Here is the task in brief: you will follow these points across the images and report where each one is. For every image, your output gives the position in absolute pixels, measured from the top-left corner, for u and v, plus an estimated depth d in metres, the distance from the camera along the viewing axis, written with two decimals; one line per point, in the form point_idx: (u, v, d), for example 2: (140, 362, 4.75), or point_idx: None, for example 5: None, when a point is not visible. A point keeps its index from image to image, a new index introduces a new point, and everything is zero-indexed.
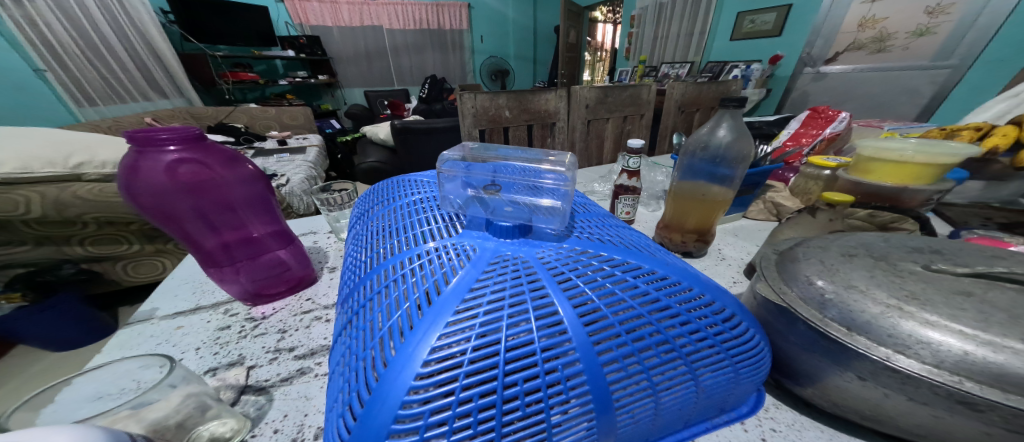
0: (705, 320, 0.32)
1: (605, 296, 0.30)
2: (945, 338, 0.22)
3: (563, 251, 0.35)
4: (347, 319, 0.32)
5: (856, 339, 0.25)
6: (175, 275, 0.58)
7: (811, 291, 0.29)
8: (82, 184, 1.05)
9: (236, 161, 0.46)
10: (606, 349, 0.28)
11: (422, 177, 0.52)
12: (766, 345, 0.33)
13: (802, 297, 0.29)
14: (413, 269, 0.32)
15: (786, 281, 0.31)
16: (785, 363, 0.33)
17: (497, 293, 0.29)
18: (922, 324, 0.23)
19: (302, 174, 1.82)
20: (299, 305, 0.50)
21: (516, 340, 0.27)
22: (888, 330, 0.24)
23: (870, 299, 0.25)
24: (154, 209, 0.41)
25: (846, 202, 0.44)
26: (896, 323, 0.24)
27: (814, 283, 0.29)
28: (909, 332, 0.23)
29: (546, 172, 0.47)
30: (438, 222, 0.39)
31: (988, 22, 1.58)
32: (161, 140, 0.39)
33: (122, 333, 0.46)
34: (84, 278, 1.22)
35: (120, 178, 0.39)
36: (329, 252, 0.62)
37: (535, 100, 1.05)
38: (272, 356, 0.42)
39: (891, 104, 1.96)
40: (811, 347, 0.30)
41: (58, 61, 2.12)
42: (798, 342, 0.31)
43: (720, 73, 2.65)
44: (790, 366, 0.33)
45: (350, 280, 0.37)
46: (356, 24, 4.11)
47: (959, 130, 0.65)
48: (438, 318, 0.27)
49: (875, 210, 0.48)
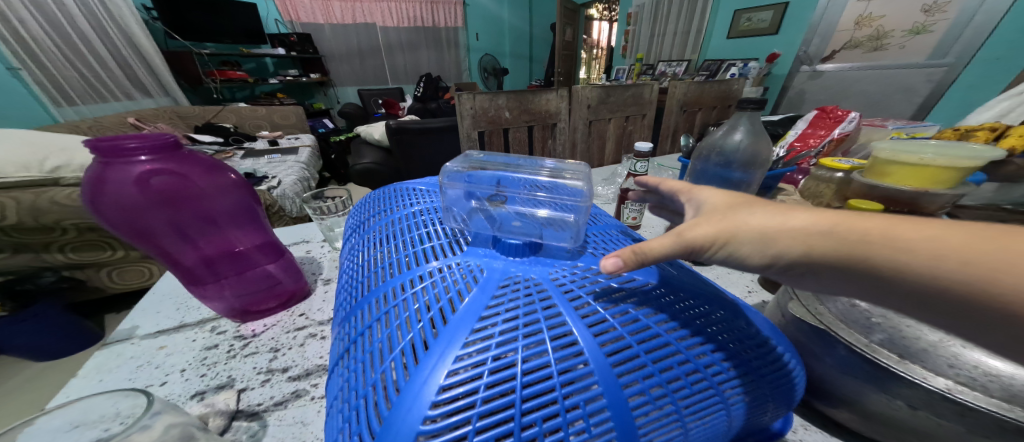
0: (733, 342, 0.29)
1: (627, 322, 0.28)
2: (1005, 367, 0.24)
3: (578, 271, 0.32)
4: (345, 347, 0.29)
5: (910, 367, 0.25)
6: (155, 289, 0.53)
7: (853, 314, 0.30)
8: (59, 189, 1.00)
9: (217, 170, 0.43)
10: (631, 380, 0.25)
11: (421, 185, 0.49)
12: (803, 369, 0.31)
13: (839, 316, 0.30)
14: (416, 292, 0.29)
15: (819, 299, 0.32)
16: (819, 385, 0.32)
17: (510, 319, 0.26)
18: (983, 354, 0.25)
19: (294, 175, 1.76)
20: (292, 322, 0.46)
21: (533, 374, 0.24)
22: (948, 359, 0.25)
23: (924, 329, 0.27)
24: (124, 226, 0.37)
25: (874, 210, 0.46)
26: (955, 353, 0.25)
27: (858, 306, 0.30)
28: (973, 363, 0.24)
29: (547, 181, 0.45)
30: (442, 238, 0.36)
31: (983, 21, 1.60)
32: (129, 150, 0.35)
33: (98, 355, 0.42)
34: (66, 287, 1.16)
35: (83, 193, 0.35)
36: (323, 262, 0.59)
37: (536, 100, 1.02)
38: (264, 378, 0.39)
39: (888, 103, 1.98)
40: (851, 370, 0.29)
41: (34, 59, 2.05)
42: (836, 364, 0.30)
43: (717, 72, 2.62)
44: (827, 390, 0.32)
45: (346, 303, 0.33)
46: (349, 21, 4.04)
47: (972, 130, 0.64)
48: (447, 351, 0.24)
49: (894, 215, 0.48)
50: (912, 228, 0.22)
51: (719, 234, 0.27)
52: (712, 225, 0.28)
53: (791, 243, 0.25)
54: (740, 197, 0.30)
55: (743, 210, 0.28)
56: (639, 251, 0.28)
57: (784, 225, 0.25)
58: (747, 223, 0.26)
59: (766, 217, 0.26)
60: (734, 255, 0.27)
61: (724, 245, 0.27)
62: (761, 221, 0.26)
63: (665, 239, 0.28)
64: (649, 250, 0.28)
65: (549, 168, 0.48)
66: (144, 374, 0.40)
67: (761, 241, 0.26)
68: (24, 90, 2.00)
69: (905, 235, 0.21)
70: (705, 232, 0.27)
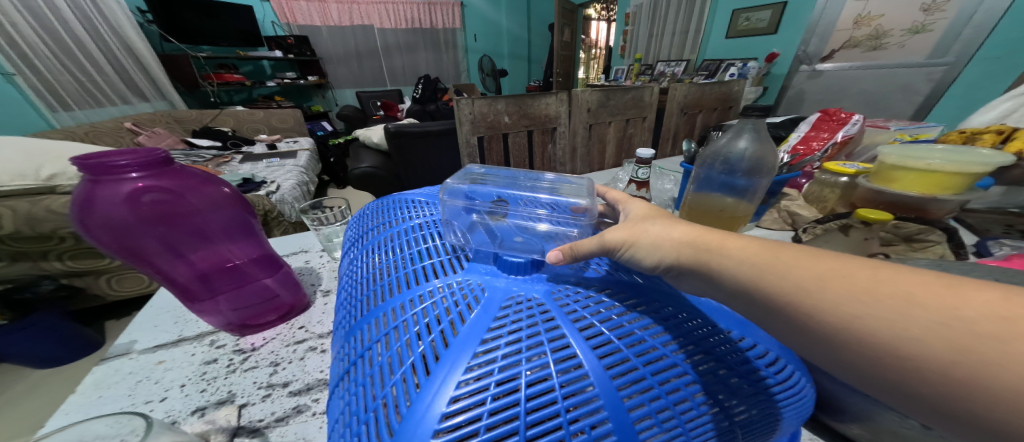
0: (741, 358, 0.29)
1: (631, 342, 0.27)
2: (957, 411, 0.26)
3: (582, 292, 0.31)
4: (344, 369, 0.28)
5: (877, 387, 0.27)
6: (152, 303, 0.51)
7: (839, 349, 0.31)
8: (55, 197, 0.99)
9: (210, 184, 0.42)
10: (637, 403, 0.24)
11: (420, 196, 0.48)
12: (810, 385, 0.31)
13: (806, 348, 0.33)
14: (416, 314, 0.28)
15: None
16: (830, 400, 0.32)
17: (514, 340, 0.25)
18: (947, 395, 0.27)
19: (292, 180, 1.75)
20: (292, 335, 0.45)
21: (538, 398, 0.23)
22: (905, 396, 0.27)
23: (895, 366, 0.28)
24: (115, 245, 0.36)
25: (882, 221, 0.44)
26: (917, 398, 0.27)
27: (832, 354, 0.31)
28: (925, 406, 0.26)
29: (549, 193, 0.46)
30: (443, 254, 0.35)
31: (983, 19, 1.61)
32: (118, 167, 0.34)
33: (95, 371, 0.40)
34: (65, 295, 1.14)
35: (73, 213, 0.34)
36: (322, 273, 0.58)
37: (535, 104, 1.01)
38: (265, 393, 0.37)
39: (889, 102, 1.97)
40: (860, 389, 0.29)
41: (29, 65, 2.09)
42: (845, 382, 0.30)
43: (716, 72, 2.61)
44: (839, 405, 0.31)
45: (345, 322, 0.32)
46: (346, 23, 4.04)
47: (979, 134, 0.63)
48: (450, 376, 0.23)
49: (899, 221, 0.48)
50: (734, 242, 0.29)
51: (628, 236, 0.33)
52: (625, 231, 0.34)
53: (667, 249, 0.32)
54: (656, 209, 0.38)
55: (650, 220, 0.35)
56: (569, 250, 0.34)
57: (668, 237, 0.32)
58: (648, 231, 0.33)
59: (661, 227, 0.33)
60: (635, 255, 0.33)
61: (630, 247, 0.33)
62: (659, 231, 0.33)
63: (592, 239, 0.34)
64: (579, 248, 0.34)
65: (550, 182, 0.49)
66: (143, 391, 0.37)
67: (654, 244, 0.32)
68: (19, 95, 2.07)
69: (728, 245, 0.29)
70: (615, 236, 0.34)
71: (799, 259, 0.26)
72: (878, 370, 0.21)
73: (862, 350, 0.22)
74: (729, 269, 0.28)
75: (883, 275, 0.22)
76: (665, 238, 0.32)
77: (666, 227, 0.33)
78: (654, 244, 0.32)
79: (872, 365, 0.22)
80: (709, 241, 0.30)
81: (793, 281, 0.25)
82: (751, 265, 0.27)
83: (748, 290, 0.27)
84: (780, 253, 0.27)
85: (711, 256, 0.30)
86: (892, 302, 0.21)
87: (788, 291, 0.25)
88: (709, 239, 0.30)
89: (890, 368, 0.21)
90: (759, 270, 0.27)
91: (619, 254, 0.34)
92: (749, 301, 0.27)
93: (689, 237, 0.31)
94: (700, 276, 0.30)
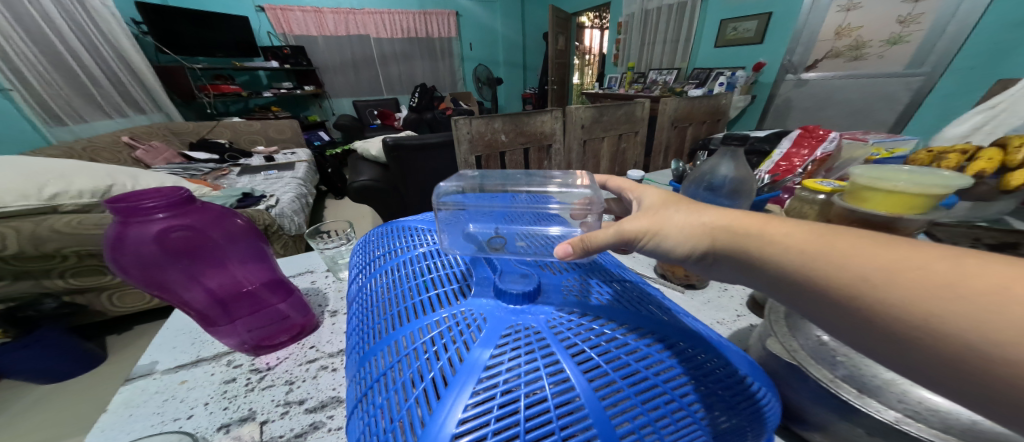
0: (725, 370, 0.32)
1: (619, 366, 0.29)
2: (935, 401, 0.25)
3: (574, 319, 0.33)
4: (361, 392, 0.31)
5: (861, 400, 0.25)
6: (168, 324, 0.52)
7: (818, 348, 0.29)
8: (59, 216, 1.01)
9: (226, 217, 0.45)
10: (622, 422, 0.26)
11: (416, 223, 0.50)
12: (773, 396, 0.32)
13: (810, 353, 0.29)
14: (426, 343, 0.31)
15: (793, 335, 0.31)
16: (795, 412, 0.32)
17: (513, 367, 0.28)
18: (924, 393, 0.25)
19: (292, 193, 1.78)
20: (304, 354, 0.46)
21: (536, 417, 0.25)
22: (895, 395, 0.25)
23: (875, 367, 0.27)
24: (144, 279, 0.39)
25: None
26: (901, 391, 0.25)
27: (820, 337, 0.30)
28: (918, 400, 0.25)
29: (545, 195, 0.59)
30: (450, 283, 0.37)
31: (956, 31, 1.68)
32: (147, 209, 0.37)
33: (121, 392, 0.41)
34: (68, 313, 1.14)
35: (107, 252, 0.38)
36: (328, 294, 0.59)
37: (530, 122, 1.05)
38: (283, 410, 0.38)
39: (870, 110, 2.05)
40: (822, 401, 0.28)
41: (22, 81, 1.93)
42: (806, 392, 0.30)
43: (707, 80, 2.70)
44: (804, 414, 0.31)
45: (359, 348, 0.35)
46: (343, 33, 4.07)
47: (946, 153, 0.66)
48: (458, 400, 0.25)
49: None
50: (778, 227, 0.28)
51: (650, 226, 0.35)
52: (647, 220, 0.35)
53: (699, 237, 0.33)
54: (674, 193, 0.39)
55: (672, 207, 0.36)
56: (584, 243, 0.37)
57: (702, 221, 0.33)
58: (672, 218, 0.34)
59: (687, 214, 0.34)
60: (662, 245, 0.35)
61: (654, 235, 0.35)
62: (683, 217, 0.34)
63: (608, 231, 0.36)
64: (591, 243, 0.36)
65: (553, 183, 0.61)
66: (169, 409, 0.38)
67: (682, 232, 0.34)
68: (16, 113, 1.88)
69: (773, 232, 0.28)
70: (640, 225, 0.35)
71: (864, 248, 0.23)
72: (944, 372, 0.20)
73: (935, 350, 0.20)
74: (775, 257, 0.27)
75: (967, 267, 0.20)
76: (696, 224, 0.33)
77: (693, 215, 0.34)
78: (679, 229, 0.33)
79: (937, 363, 0.20)
80: (750, 225, 0.30)
81: (857, 272, 0.23)
82: (800, 253, 0.26)
83: (796, 277, 0.26)
84: (834, 242, 0.25)
85: (753, 243, 0.29)
86: (987, 301, 0.19)
87: (846, 284, 0.23)
88: (751, 223, 0.30)
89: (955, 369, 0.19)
90: (807, 260, 0.25)
91: (642, 244, 0.36)
92: (794, 289, 0.27)
93: (727, 221, 0.31)
94: (741, 265, 0.30)
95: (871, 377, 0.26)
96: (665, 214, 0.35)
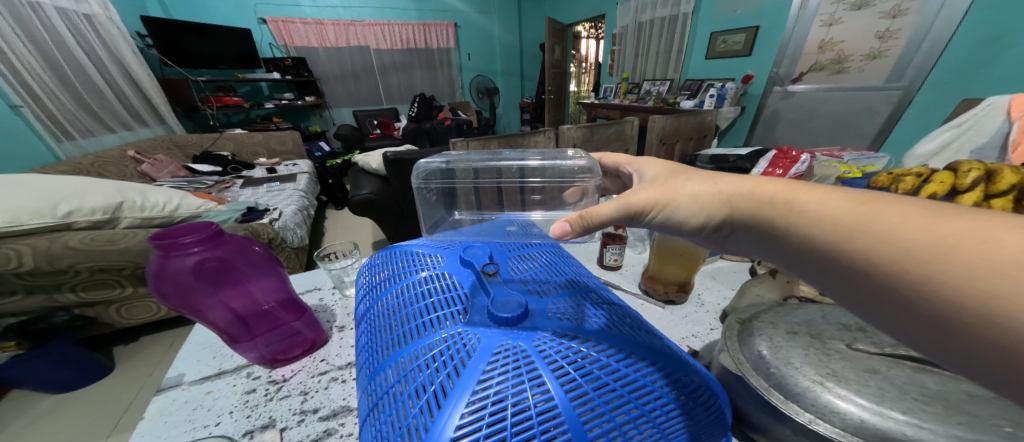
0: (687, 380, 0.37)
1: (592, 379, 0.33)
2: (849, 407, 0.26)
3: (557, 338, 0.37)
4: (373, 402, 0.35)
5: (788, 406, 0.29)
6: (191, 339, 0.56)
7: (759, 361, 0.32)
8: (72, 234, 1.05)
9: (248, 247, 0.50)
10: (592, 426, 0.31)
11: (418, 248, 0.55)
12: (726, 402, 0.38)
13: (752, 365, 0.32)
14: (428, 360, 0.35)
15: (740, 349, 0.34)
16: (743, 415, 0.37)
17: (503, 380, 0.32)
18: (838, 395, 0.26)
19: (294, 205, 1.84)
20: (315, 367, 0.50)
21: (520, 423, 0.30)
22: (812, 400, 0.27)
23: (801, 374, 0.28)
24: (180, 303, 0.44)
25: None
26: (818, 395, 0.27)
27: (760, 352, 0.32)
28: (825, 403, 0.27)
29: (535, 161, 0.82)
30: (449, 306, 0.42)
31: (931, 47, 1.76)
32: (183, 245, 0.43)
33: (155, 400, 0.45)
34: (79, 325, 1.19)
35: (150, 279, 0.43)
36: (336, 310, 0.64)
37: (525, 142, 1.10)
38: (300, 418, 0.43)
39: (853, 122, 2.13)
40: (759, 406, 0.33)
41: (32, 96, 1.95)
42: (749, 401, 0.34)
43: (698, 91, 2.79)
44: (748, 417, 0.36)
45: (369, 364, 0.40)
46: (343, 44, 4.15)
47: (903, 175, 0.71)
48: (454, 409, 0.30)
49: None
50: (808, 195, 0.30)
51: (660, 198, 0.40)
52: (656, 191, 0.41)
53: (716, 205, 0.36)
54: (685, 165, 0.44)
55: (683, 178, 0.40)
56: (585, 217, 0.43)
57: (717, 188, 0.37)
58: (684, 189, 0.39)
59: (699, 184, 0.38)
60: (674, 214, 0.39)
61: (665, 206, 0.40)
62: (696, 186, 0.38)
63: (614, 204, 0.42)
64: (594, 215, 0.42)
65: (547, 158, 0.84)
66: (199, 417, 0.43)
67: (696, 202, 0.38)
68: (26, 127, 1.89)
69: (800, 200, 0.30)
70: (647, 195, 0.41)
71: (913, 218, 0.24)
72: (988, 357, 0.21)
73: (983, 333, 0.21)
74: (815, 229, 0.28)
75: None
76: (712, 193, 0.37)
77: (707, 183, 0.38)
78: (695, 198, 0.38)
79: (982, 347, 0.21)
80: (776, 194, 0.32)
81: (903, 246, 0.24)
82: (834, 222, 0.28)
83: (829, 248, 0.28)
84: (878, 211, 0.26)
85: (778, 211, 0.32)
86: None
87: (893, 259, 0.24)
88: (774, 191, 0.32)
89: (992, 352, 0.21)
90: (849, 229, 0.27)
91: (653, 214, 0.41)
92: (820, 261, 0.29)
93: (747, 189, 0.34)
94: (761, 233, 0.33)
95: (794, 385, 0.29)
96: (676, 185, 0.40)
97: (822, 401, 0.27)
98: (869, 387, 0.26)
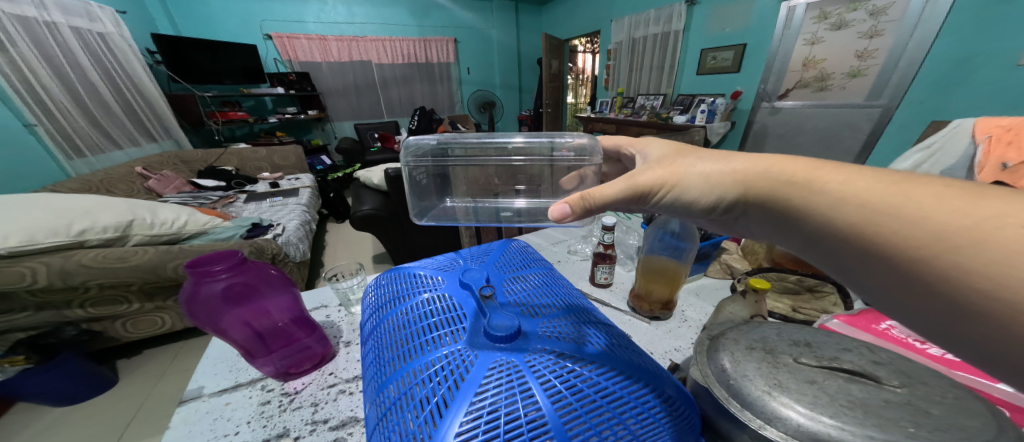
0: (660, 392, 0.41)
1: (575, 391, 0.38)
2: (798, 416, 0.30)
3: (550, 356, 0.41)
4: (381, 413, 0.39)
5: (743, 413, 0.33)
6: (208, 353, 0.60)
7: (721, 371, 0.37)
8: (84, 252, 1.09)
9: (266, 271, 0.55)
10: (574, 433, 0.35)
11: (423, 270, 0.60)
12: (694, 411, 0.42)
13: (716, 377, 0.37)
14: (430, 374, 0.40)
15: (708, 363, 0.39)
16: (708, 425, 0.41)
17: (498, 393, 0.37)
18: (789, 404, 0.30)
19: (297, 220, 1.90)
20: (325, 380, 0.54)
21: (512, 431, 0.34)
22: (766, 409, 0.32)
23: (754, 383, 0.33)
24: (208, 323, 0.50)
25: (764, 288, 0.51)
26: (770, 404, 0.31)
27: (723, 363, 0.37)
28: (775, 411, 0.31)
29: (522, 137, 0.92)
30: (449, 326, 0.46)
31: (907, 66, 1.85)
32: (211, 273, 0.49)
33: (178, 412, 0.49)
34: (87, 339, 1.21)
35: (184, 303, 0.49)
36: (342, 326, 0.68)
37: None
38: (311, 428, 0.47)
39: (838, 137, 2.21)
40: (720, 413, 0.37)
41: (46, 113, 2.01)
42: (710, 409, 0.39)
43: (690, 106, 2.90)
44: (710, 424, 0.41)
45: (377, 377, 0.44)
46: (346, 59, 4.28)
47: None
48: (454, 418, 0.34)
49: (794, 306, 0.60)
50: (832, 177, 0.34)
51: (671, 177, 0.45)
52: (665, 171, 0.46)
53: (731, 185, 0.41)
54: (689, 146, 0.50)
55: (693, 156, 0.46)
56: (588, 198, 0.49)
57: (729, 167, 0.41)
58: (695, 168, 0.44)
59: (707, 165, 0.43)
60: (686, 192, 0.44)
61: (675, 185, 0.45)
62: (706, 166, 0.43)
63: (622, 183, 0.47)
64: (597, 196, 0.48)
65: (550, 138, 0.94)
66: (220, 426, 0.47)
67: (709, 182, 0.42)
68: (38, 144, 1.94)
69: (823, 180, 0.34)
70: (656, 174, 0.46)
71: (956, 202, 0.28)
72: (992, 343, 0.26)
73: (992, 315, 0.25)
74: (839, 209, 0.32)
75: None
76: (724, 172, 0.41)
77: (719, 163, 0.42)
78: (706, 178, 0.43)
79: (994, 336, 0.26)
80: (800, 175, 0.36)
81: (937, 230, 0.27)
82: (857, 204, 0.31)
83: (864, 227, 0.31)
84: (911, 191, 0.30)
85: (797, 191, 0.36)
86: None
87: (928, 242, 0.27)
88: (805, 172, 0.36)
89: (999, 339, 0.26)
90: (872, 212, 0.30)
91: (664, 193, 0.46)
92: (843, 240, 0.32)
93: (764, 168, 0.39)
94: (776, 213, 0.38)
95: (749, 393, 0.33)
96: (686, 165, 0.45)
97: (770, 408, 0.31)
98: (806, 396, 0.30)
